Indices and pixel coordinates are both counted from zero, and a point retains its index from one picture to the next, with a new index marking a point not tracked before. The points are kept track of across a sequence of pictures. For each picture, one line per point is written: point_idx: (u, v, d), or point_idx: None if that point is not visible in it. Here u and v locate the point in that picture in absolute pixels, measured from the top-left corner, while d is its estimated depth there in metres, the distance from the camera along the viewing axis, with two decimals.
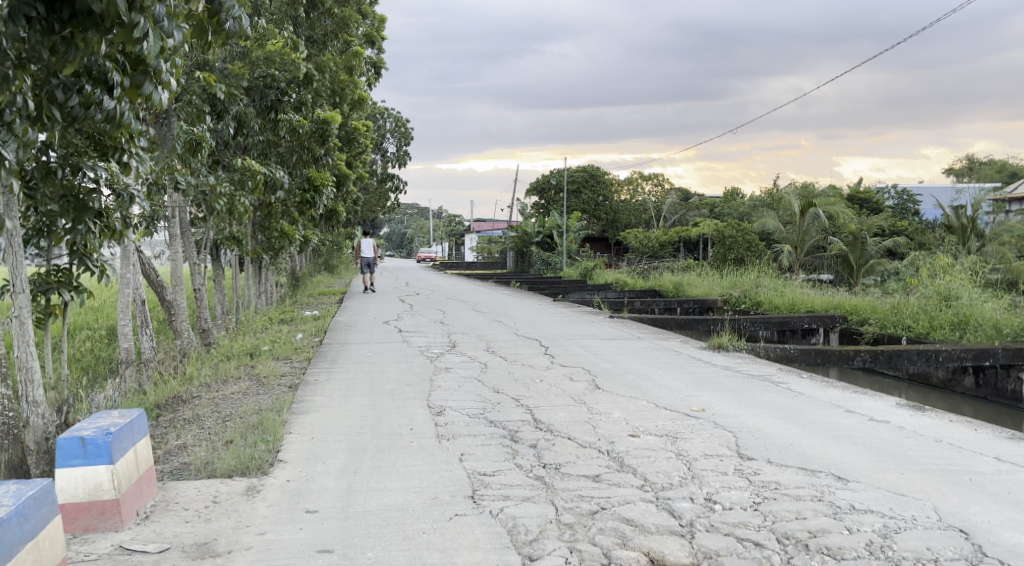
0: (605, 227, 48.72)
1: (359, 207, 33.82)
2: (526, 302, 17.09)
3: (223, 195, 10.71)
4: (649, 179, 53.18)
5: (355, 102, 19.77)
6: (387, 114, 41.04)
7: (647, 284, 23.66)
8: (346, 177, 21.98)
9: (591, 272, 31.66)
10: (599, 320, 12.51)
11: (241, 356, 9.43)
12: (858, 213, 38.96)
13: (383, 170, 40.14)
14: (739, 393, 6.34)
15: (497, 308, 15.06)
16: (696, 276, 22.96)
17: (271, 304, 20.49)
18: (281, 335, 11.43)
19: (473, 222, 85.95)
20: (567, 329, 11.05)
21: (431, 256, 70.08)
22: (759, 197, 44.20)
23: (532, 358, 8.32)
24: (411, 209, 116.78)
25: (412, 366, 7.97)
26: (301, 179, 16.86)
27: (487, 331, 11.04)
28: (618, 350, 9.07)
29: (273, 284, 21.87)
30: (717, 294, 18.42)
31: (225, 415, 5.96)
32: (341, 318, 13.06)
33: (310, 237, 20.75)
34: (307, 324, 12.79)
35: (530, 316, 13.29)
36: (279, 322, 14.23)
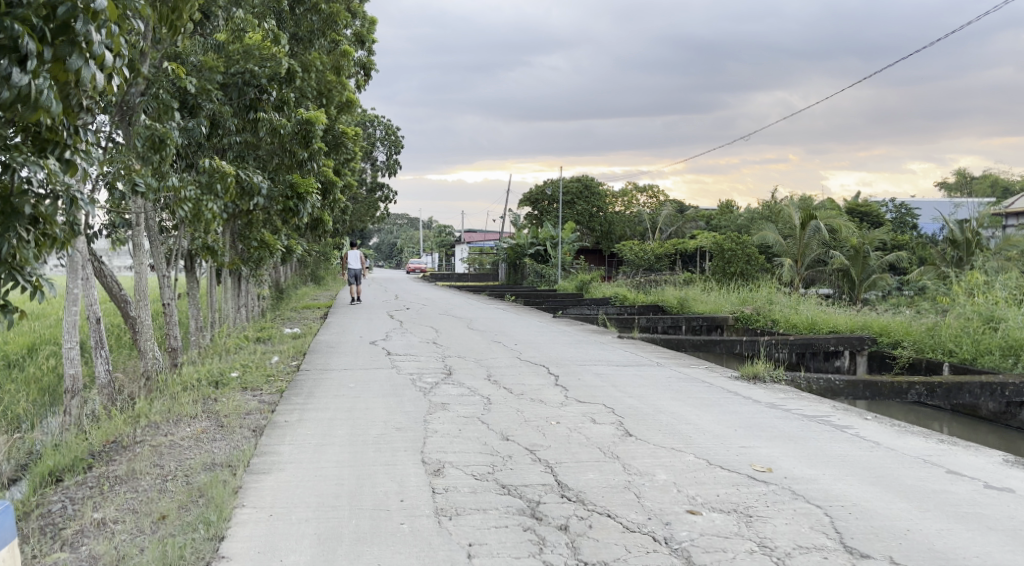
0: (599, 239, 47.62)
1: (347, 217, 32.60)
2: (523, 319, 15.94)
3: (188, 199, 9.44)
4: (644, 191, 52.08)
5: (343, 104, 18.59)
6: (377, 121, 39.96)
7: (648, 299, 22.48)
8: (333, 184, 20.77)
9: (587, 286, 30.51)
10: (608, 342, 11.38)
11: (205, 385, 8.22)
12: (859, 226, 37.94)
13: (372, 179, 38.97)
14: (804, 442, 5.19)
15: (495, 326, 13.89)
16: (701, 291, 21.79)
17: (251, 319, 19.23)
18: (255, 357, 10.24)
19: (464, 233, 84.68)
20: (575, 353, 9.91)
21: (421, 267, 68.83)
22: (757, 209, 43.15)
23: (542, 392, 7.15)
24: (400, 219, 115.53)
25: (402, 400, 6.80)
26: (284, 185, 15.62)
27: (486, 355, 9.86)
28: (637, 379, 7.93)
29: (254, 297, 20.61)
30: (728, 310, 17.25)
31: (169, 473, 4.79)
32: (323, 337, 11.87)
33: (294, 247, 19.54)
34: (285, 344, 11.61)
35: (531, 336, 12.15)
36: (255, 341, 13.01)
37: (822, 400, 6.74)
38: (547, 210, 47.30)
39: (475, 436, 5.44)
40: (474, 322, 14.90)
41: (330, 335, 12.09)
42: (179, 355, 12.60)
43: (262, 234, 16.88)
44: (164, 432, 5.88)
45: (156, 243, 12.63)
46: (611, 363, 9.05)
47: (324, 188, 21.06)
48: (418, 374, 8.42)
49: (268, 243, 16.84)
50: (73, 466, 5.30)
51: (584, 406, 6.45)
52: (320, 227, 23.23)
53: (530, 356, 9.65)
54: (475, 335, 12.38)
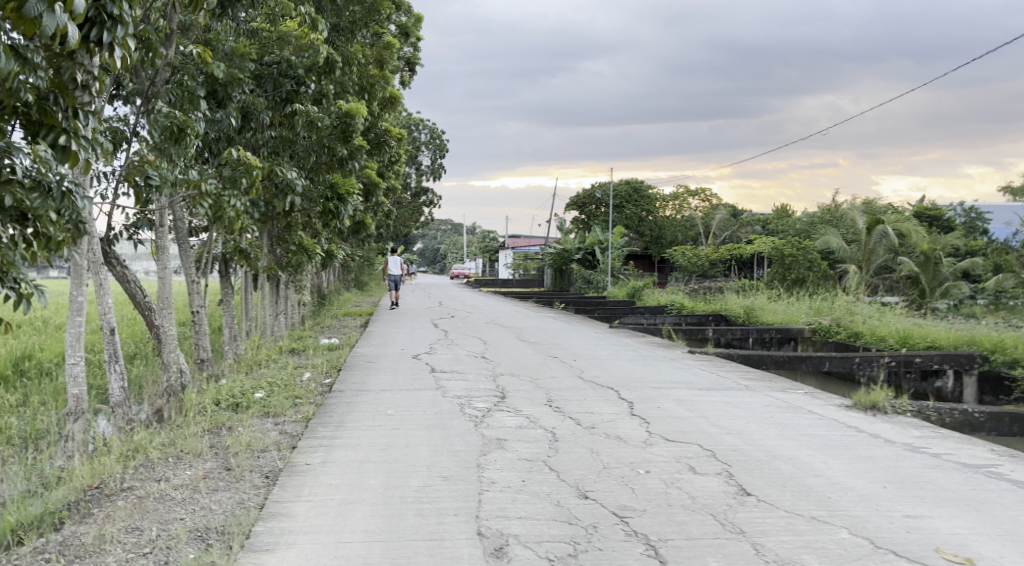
0: (649, 244, 46.16)
1: (390, 221, 31.64)
2: (578, 329, 14.72)
3: (207, 194, 8.17)
4: (695, 195, 50.59)
5: (387, 101, 17.53)
6: (422, 124, 39.11)
7: (708, 308, 21.10)
8: (376, 186, 19.75)
9: (640, 293, 29.18)
10: (679, 358, 10.09)
11: (224, 408, 7.13)
12: (928, 230, 35.99)
13: (417, 183, 38.01)
14: (988, 510, 3.91)
15: (550, 337, 12.69)
16: (767, 300, 20.37)
17: (289, 327, 18.24)
18: (284, 373, 9.16)
19: (508, 238, 83.61)
20: (646, 372, 8.66)
21: (465, 273, 68.00)
22: (816, 214, 41.35)
23: (618, 424, 5.93)
24: (445, 224, 114.80)
25: (448, 432, 5.60)
26: (323, 185, 14.63)
27: (544, 372, 8.67)
28: (729, 406, 6.66)
29: (293, 304, 19.66)
30: (804, 322, 15.87)
31: (148, 546, 3.63)
32: (361, 349, 10.79)
33: (335, 251, 18.60)
34: (320, 357, 10.54)
35: (592, 350, 10.92)
36: (288, 353, 11.97)
37: (973, 440, 5.42)
38: (595, 214, 45.92)
39: (543, 491, 4.22)
40: (526, 332, 13.72)
41: (369, 347, 11.02)
42: (206, 368, 11.58)
43: (300, 238, 15.92)
44: (158, 476, 4.74)
45: (185, 246, 11.65)
46: (692, 385, 7.78)
47: (367, 190, 20.04)
48: (467, 397, 7.22)
49: (307, 248, 15.82)
50: (39, 523, 4.17)
51: (676, 447, 5.20)
52: (362, 231, 22.23)
53: (595, 374, 8.42)
54: (530, 347, 11.19)
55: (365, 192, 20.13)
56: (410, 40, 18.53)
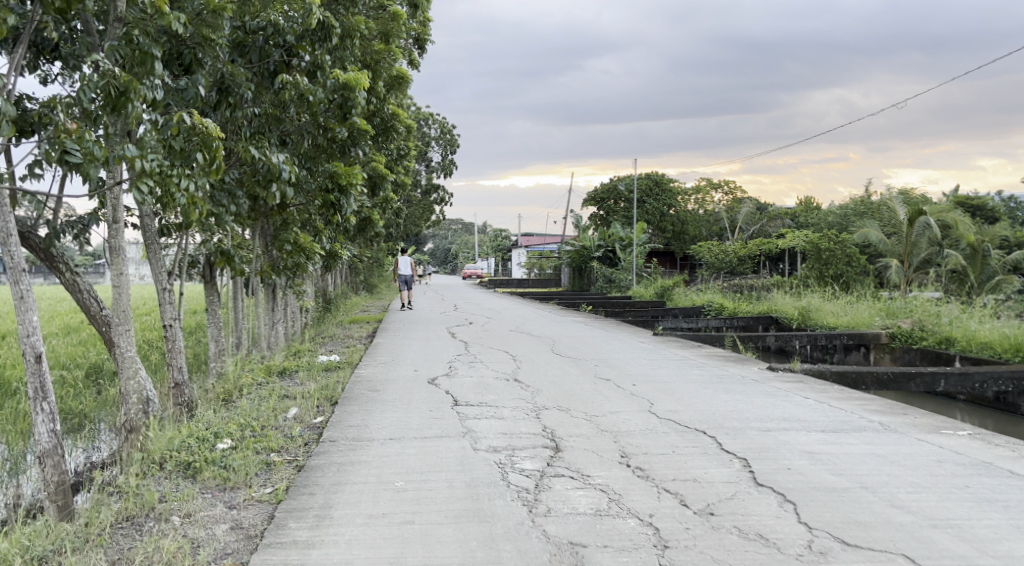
0: (671, 240, 44.00)
1: (400, 219, 29.63)
2: (619, 338, 12.72)
3: (149, 173, 5.80)
4: (717, 188, 48.43)
5: (394, 83, 15.43)
6: (431, 118, 37.11)
7: (754, 309, 19.06)
8: (383, 179, 17.73)
9: (669, 293, 27.12)
10: (762, 381, 8.08)
11: (168, 469, 5.15)
12: (975, 222, 33.77)
13: (427, 180, 35.96)
14: None
15: (590, 349, 10.68)
16: (821, 299, 18.32)
17: (288, 339, 16.23)
18: (265, 407, 7.13)
19: (520, 236, 81.49)
20: (736, 403, 6.67)
21: (478, 273, 66.09)
22: (849, 206, 39.12)
23: (749, 506, 3.95)
24: (455, 223, 112.73)
25: (492, 533, 3.62)
26: (323, 176, 13.34)
27: (602, 405, 6.66)
28: (890, 465, 4.66)
29: (293, 311, 17.68)
30: (878, 326, 13.80)
31: None
32: (365, 370, 8.80)
33: (339, 251, 16.66)
34: (315, 382, 8.55)
35: (646, 367, 8.91)
36: (280, 373, 10.00)
37: None
38: (614, 209, 43.74)
39: None
40: (560, 344, 11.71)
41: (375, 367, 9.06)
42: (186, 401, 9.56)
43: (297, 236, 13.94)
44: None
45: (152, 246, 9.61)
46: (809, 426, 5.77)
47: (372, 183, 18.02)
48: (507, 448, 5.20)
49: (302, 246, 13.93)
50: None
51: None
52: (368, 229, 20.26)
53: (670, 409, 6.41)
54: (571, 365, 9.18)
55: (371, 185, 18.10)
56: (420, 15, 16.51)
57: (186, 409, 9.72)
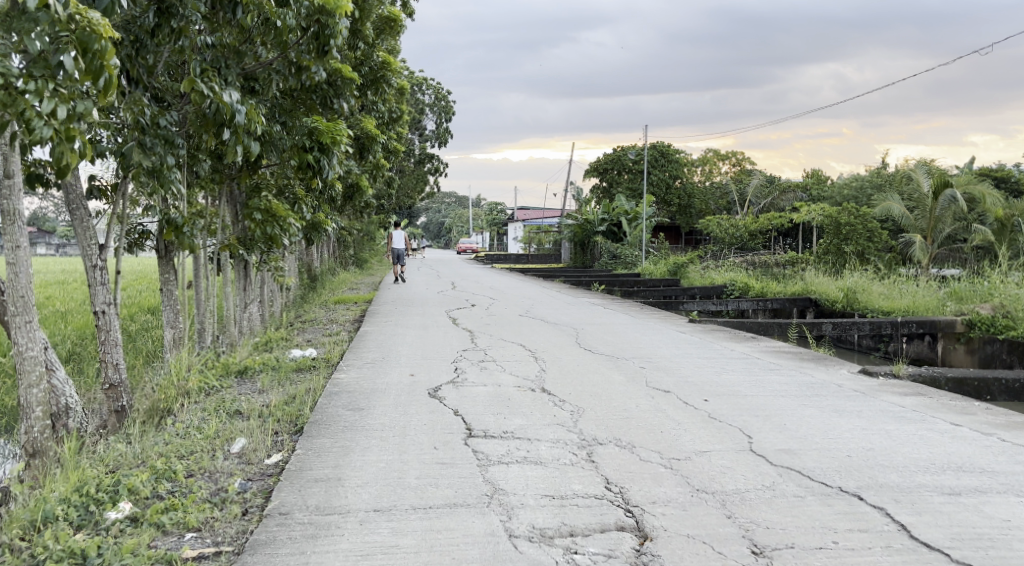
0: (676, 214, 42.02)
1: (392, 189, 27.57)
2: (652, 327, 10.73)
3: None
4: (724, 160, 46.41)
5: (383, 26, 13.50)
6: (425, 83, 34.95)
7: (787, 290, 17.11)
8: (373, 140, 15.90)
9: (682, 270, 25.17)
10: (870, 393, 6.09)
11: (18, 564, 3.18)
12: (1004, 195, 31.79)
13: (421, 149, 33.82)
14: None
15: (624, 344, 8.71)
16: (864, 278, 16.35)
17: (264, 323, 14.18)
18: (203, 436, 5.13)
19: (516, 209, 79.33)
20: (867, 435, 4.69)
21: (473, 247, 63.96)
22: (866, 178, 37.12)
23: None
24: (449, 196, 110.39)
25: None
26: (299, 132, 11.44)
27: (678, 438, 4.69)
28: None
29: (272, 290, 15.62)
30: (950, 312, 11.83)
31: None
32: (345, 375, 6.80)
33: (323, 223, 14.70)
34: (282, 392, 6.55)
35: (705, 371, 6.94)
36: (241, 374, 8.00)
37: None
38: (617, 180, 41.63)
39: None
40: (586, 334, 9.71)
41: (356, 369, 7.05)
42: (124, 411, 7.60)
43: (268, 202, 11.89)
44: None
45: (80, 212, 7.50)
46: (1012, 484, 3.78)
47: (361, 145, 16.06)
48: (565, 537, 3.25)
49: (275, 214, 12.01)
50: None
51: None
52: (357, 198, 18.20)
53: (781, 449, 4.44)
54: (609, 368, 7.19)
55: (358, 148, 16.11)
56: None
57: (123, 413, 7.72)
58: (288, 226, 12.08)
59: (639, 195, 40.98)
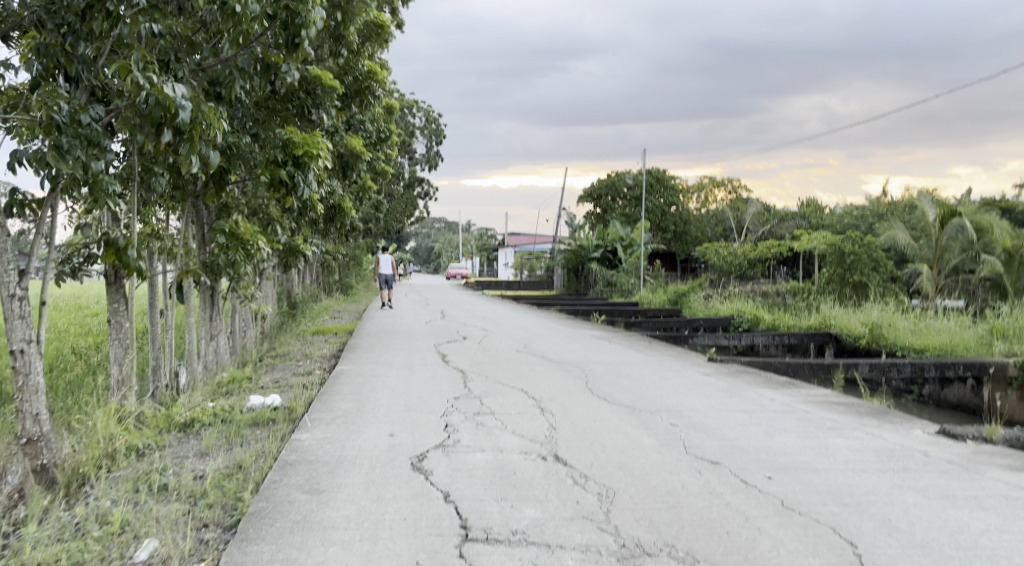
0: (671, 240, 40.90)
1: (380, 212, 26.33)
2: (669, 367, 9.46)
3: None
4: (720, 187, 45.44)
5: (370, 32, 12.29)
6: (415, 105, 33.89)
7: (803, 324, 15.91)
8: (357, 157, 14.69)
9: (684, 300, 23.97)
10: (973, 465, 4.82)
11: None
12: (1013, 226, 30.78)
13: (410, 173, 32.67)
14: None
15: (644, 392, 7.42)
16: (887, 311, 15.17)
17: (234, 356, 12.82)
18: (102, 532, 3.81)
19: (507, 235, 78.25)
20: (1011, 543, 3.45)
21: (464, 273, 62.71)
22: (868, 207, 36.11)
23: None
24: (438, 221, 109.26)
25: None
26: (272, 145, 10.23)
27: (756, 547, 3.42)
28: None
29: (245, 318, 14.26)
30: (998, 353, 10.59)
31: None
32: (309, 436, 5.47)
33: (303, 247, 13.40)
34: (226, 460, 5.22)
35: (754, 432, 5.66)
36: (186, 429, 6.64)
37: None
38: (612, 206, 40.52)
39: None
40: (597, 377, 8.43)
41: (323, 427, 5.73)
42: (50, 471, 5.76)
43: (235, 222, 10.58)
44: None
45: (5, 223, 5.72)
46: None
47: (344, 163, 14.84)
48: None
49: (241, 235, 10.72)
50: None
51: None
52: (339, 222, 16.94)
53: None
54: (635, 427, 5.90)
55: (341, 167, 14.89)
56: None
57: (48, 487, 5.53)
58: (254, 250, 10.77)
59: (634, 221, 39.87)
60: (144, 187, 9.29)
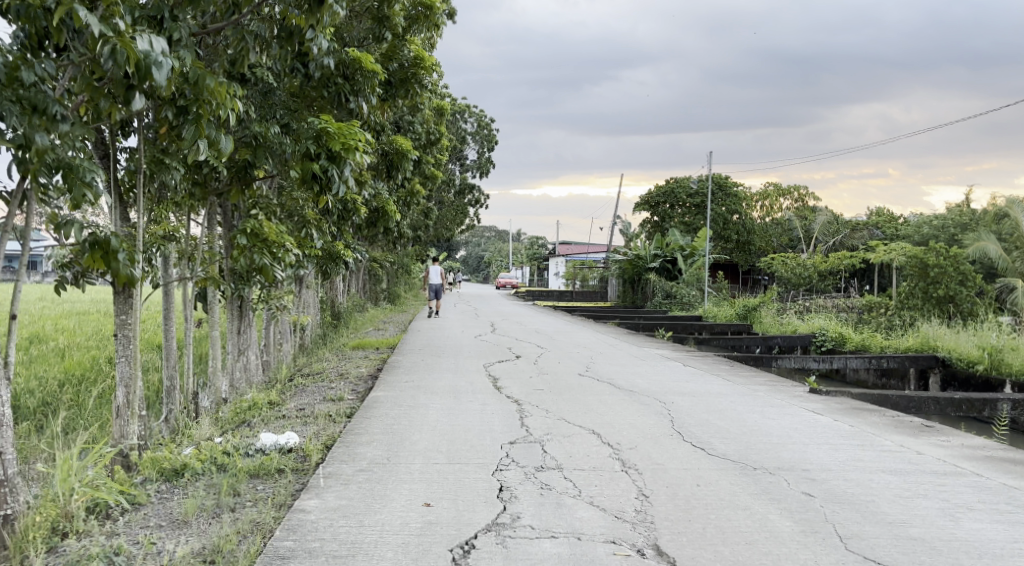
0: (733, 251, 38.99)
1: (430, 219, 25.08)
2: (767, 401, 7.92)
3: None
4: (785, 195, 43.38)
5: (417, 14, 10.92)
6: (467, 109, 32.64)
7: (901, 345, 14.35)
8: (403, 156, 13.36)
9: (754, 314, 22.29)
10: None
11: None
12: None
13: (462, 179, 31.33)
14: None
15: (749, 439, 5.91)
16: (999, 333, 13.56)
17: (266, 375, 11.53)
18: None
19: (560, 244, 76.77)
20: None
21: (515, 282, 61.30)
22: (948, 217, 33.85)
23: None
24: (490, 229, 108.13)
25: None
26: (305, 136, 8.77)
27: None
28: None
29: (281, 330, 12.99)
30: None
31: None
32: (315, 506, 4.08)
33: (343, 252, 12.08)
34: (201, 540, 3.84)
35: (926, 511, 4.14)
36: (174, 481, 5.15)
37: None
38: (671, 214, 38.76)
39: None
40: (684, 414, 6.92)
41: (340, 491, 4.32)
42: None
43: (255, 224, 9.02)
44: None
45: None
46: None
47: (388, 163, 13.53)
48: None
49: (265, 236, 9.24)
50: None
51: None
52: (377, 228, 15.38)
53: None
54: (755, 498, 4.40)
55: (385, 165, 13.53)
56: None
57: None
58: (280, 253, 9.25)
59: (694, 230, 38.09)
60: (154, 184, 8.00)
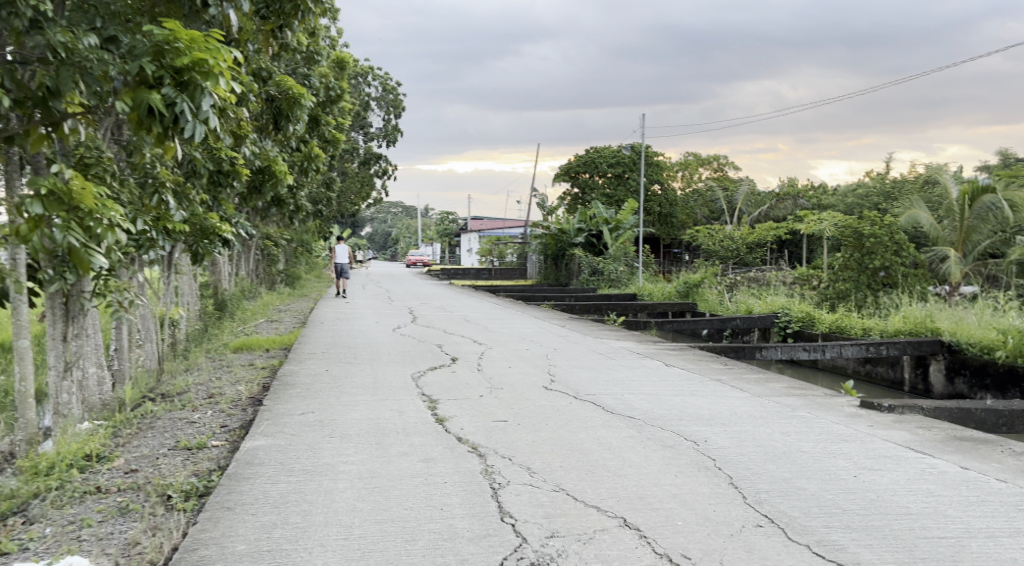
0: (655, 223, 37.16)
1: (332, 191, 22.02)
2: (826, 429, 5.59)
3: None
4: (705, 165, 41.84)
5: None
6: (370, 71, 29.50)
7: (892, 327, 12.27)
8: (296, 104, 10.46)
9: (697, 292, 20.26)
10: None
11: None
12: None
13: (366, 148, 28.26)
14: None
15: (889, 529, 3.53)
16: (1004, 312, 11.68)
17: (114, 394, 8.39)
18: None
19: (470, 220, 73.99)
20: None
21: (424, 260, 58.29)
22: (874, 185, 32.73)
23: None
24: (395, 206, 104.28)
25: None
26: (141, 51, 5.62)
27: None
28: None
29: (139, 327, 9.80)
30: None
31: None
32: None
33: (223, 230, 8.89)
34: None
35: None
36: None
37: None
38: (592, 185, 36.48)
39: None
40: (741, 467, 4.48)
41: None
42: None
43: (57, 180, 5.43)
44: None
45: None
46: None
47: (275, 112, 10.55)
48: None
49: (75, 198, 5.57)
50: None
51: None
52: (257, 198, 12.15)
53: None
54: None
55: (272, 115, 10.54)
56: None
57: None
58: (98, 227, 5.59)
59: (616, 202, 35.93)
60: None
